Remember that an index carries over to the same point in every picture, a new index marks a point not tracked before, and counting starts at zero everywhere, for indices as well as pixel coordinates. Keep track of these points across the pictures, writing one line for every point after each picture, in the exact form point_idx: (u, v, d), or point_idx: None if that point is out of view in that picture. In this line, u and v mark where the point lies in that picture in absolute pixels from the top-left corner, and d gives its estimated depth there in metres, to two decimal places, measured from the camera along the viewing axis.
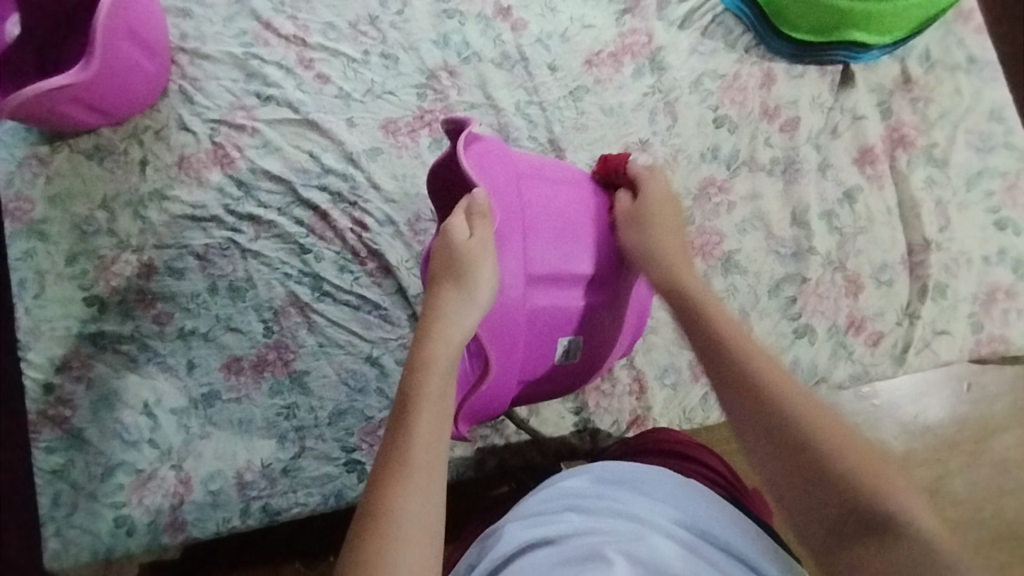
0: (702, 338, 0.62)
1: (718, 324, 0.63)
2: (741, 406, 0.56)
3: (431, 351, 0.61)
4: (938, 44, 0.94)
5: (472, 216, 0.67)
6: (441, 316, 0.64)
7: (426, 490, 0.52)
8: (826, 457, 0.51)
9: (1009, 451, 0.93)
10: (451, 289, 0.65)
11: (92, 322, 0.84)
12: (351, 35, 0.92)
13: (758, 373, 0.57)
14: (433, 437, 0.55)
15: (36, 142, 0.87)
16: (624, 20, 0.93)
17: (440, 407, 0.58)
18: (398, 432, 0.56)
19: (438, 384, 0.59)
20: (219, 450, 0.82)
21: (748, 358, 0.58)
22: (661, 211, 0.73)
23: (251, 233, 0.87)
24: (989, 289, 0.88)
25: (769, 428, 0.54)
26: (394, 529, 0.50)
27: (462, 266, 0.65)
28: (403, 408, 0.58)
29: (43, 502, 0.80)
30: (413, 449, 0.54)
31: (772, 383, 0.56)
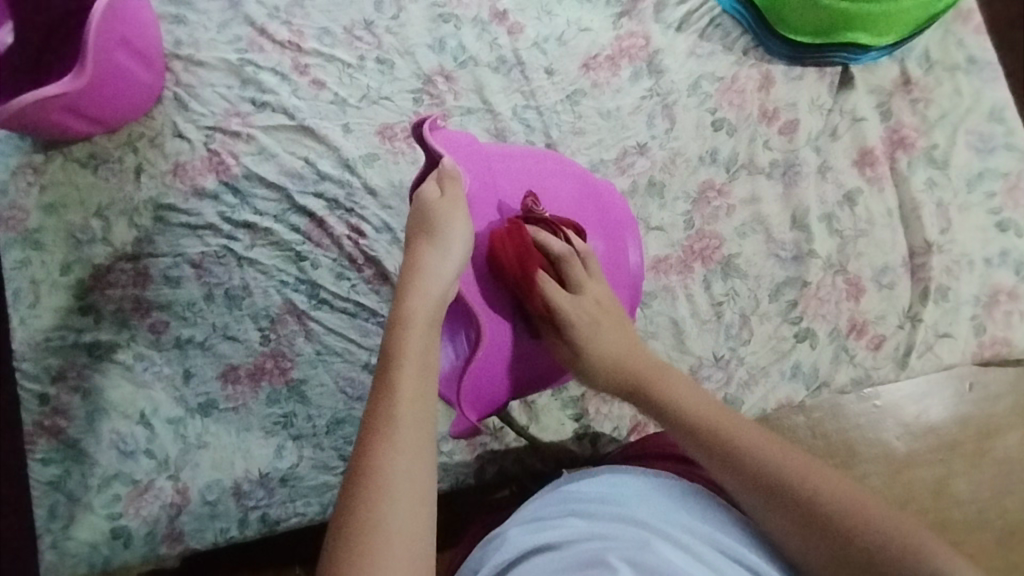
0: (723, 456, 0.60)
1: (735, 433, 0.60)
2: (746, 490, 0.58)
3: (412, 306, 0.61)
4: (937, 44, 0.94)
5: (442, 180, 0.68)
6: (418, 266, 0.64)
7: (415, 452, 0.52)
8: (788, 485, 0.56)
9: (1011, 451, 0.90)
10: (424, 244, 0.65)
11: (87, 332, 0.83)
12: (346, 40, 0.91)
13: (795, 481, 0.56)
14: (417, 391, 0.55)
15: (30, 150, 0.87)
16: (621, 23, 0.93)
17: (425, 362, 0.57)
18: (384, 388, 0.55)
19: (419, 336, 0.59)
20: (217, 460, 0.82)
21: (783, 469, 0.57)
22: (590, 324, 0.71)
23: (247, 240, 0.86)
24: (991, 291, 0.88)
25: (769, 492, 0.57)
26: (387, 496, 0.49)
27: (431, 221, 0.66)
28: (387, 361, 0.57)
29: (39, 514, 0.79)
30: (398, 407, 0.54)
31: (810, 486, 0.56)
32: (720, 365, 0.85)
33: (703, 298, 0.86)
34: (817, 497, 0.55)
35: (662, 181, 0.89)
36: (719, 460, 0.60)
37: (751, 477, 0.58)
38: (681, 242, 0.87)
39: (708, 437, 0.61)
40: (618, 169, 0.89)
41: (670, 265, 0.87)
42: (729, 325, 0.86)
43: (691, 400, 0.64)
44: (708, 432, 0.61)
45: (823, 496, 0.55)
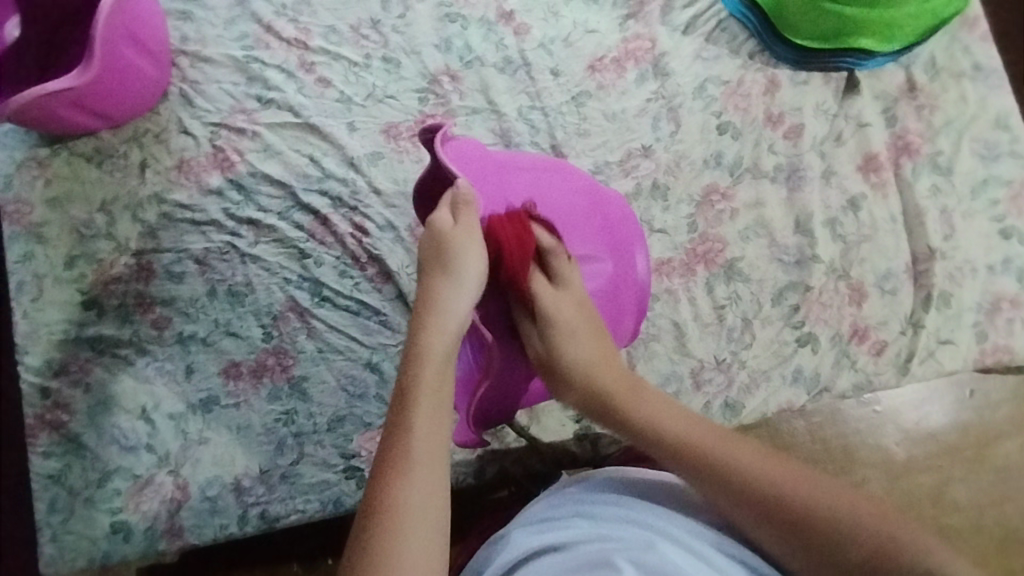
0: (717, 485, 0.57)
1: (727, 457, 0.58)
2: (735, 503, 0.57)
3: (428, 339, 0.61)
4: (943, 51, 0.93)
5: (455, 205, 0.68)
6: (434, 302, 0.63)
7: (429, 488, 0.52)
8: (773, 497, 0.56)
9: (1013, 458, 0.90)
10: (439, 278, 0.65)
11: (90, 326, 0.84)
12: (353, 39, 0.91)
13: (766, 483, 0.56)
14: (432, 430, 0.56)
15: (36, 144, 0.87)
16: (627, 25, 0.93)
17: (440, 399, 0.58)
18: (400, 425, 0.56)
19: (436, 372, 0.59)
20: (217, 456, 0.82)
21: (788, 490, 0.56)
22: (573, 333, 0.69)
23: (251, 237, 0.86)
24: (993, 298, 0.87)
25: (759, 507, 0.56)
26: (399, 529, 0.50)
27: (446, 254, 0.65)
28: (404, 396, 0.58)
29: (39, 508, 0.79)
30: (414, 443, 0.54)
31: (787, 492, 0.56)
32: (721, 369, 0.85)
33: (706, 300, 0.86)
34: (788, 499, 0.56)
35: (666, 184, 0.89)
36: (711, 485, 0.58)
37: (737, 495, 0.57)
38: (684, 245, 0.87)
39: (701, 462, 0.59)
40: (622, 171, 0.89)
41: (672, 267, 0.87)
42: (731, 328, 0.86)
43: (655, 415, 0.63)
44: (695, 464, 0.59)
45: (829, 515, 0.54)
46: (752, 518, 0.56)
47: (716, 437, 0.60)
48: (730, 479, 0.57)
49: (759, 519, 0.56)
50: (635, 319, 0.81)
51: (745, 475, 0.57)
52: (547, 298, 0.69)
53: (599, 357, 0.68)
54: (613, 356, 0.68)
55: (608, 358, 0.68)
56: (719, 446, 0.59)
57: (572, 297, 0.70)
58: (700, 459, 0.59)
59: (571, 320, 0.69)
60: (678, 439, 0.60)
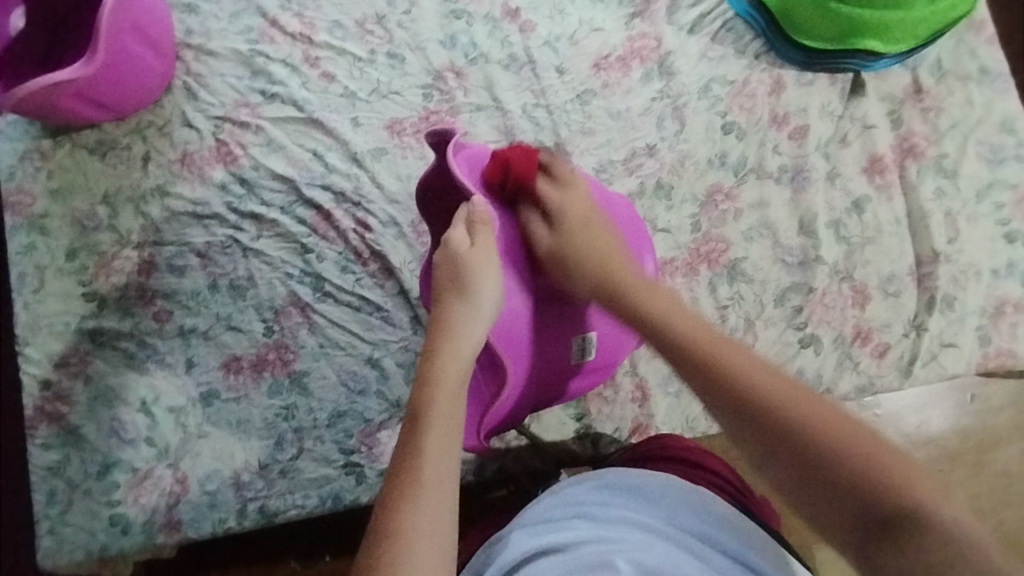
0: (713, 384, 0.56)
1: (728, 360, 0.56)
2: (727, 408, 0.54)
3: (441, 364, 0.60)
4: (950, 54, 0.93)
5: (471, 224, 0.69)
6: (449, 324, 0.64)
7: (439, 510, 0.51)
8: (766, 406, 0.52)
9: (1012, 464, 0.90)
10: (455, 301, 0.65)
11: (91, 319, 0.83)
12: (358, 34, 0.91)
13: (762, 390, 0.53)
14: (444, 454, 0.54)
15: (38, 136, 0.87)
16: (633, 24, 0.92)
17: (453, 428, 0.57)
18: (409, 450, 0.55)
19: (449, 397, 0.58)
20: (217, 451, 0.82)
21: (779, 400, 0.52)
22: (578, 227, 0.70)
23: (253, 231, 0.86)
24: (997, 302, 0.87)
25: (749, 416, 0.53)
26: (405, 556, 0.49)
27: (462, 275, 0.66)
28: (415, 424, 0.57)
29: (38, 499, 0.79)
30: (424, 467, 0.53)
31: (783, 405, 0.52)
32: None
33: (709, 301, 0.86)
34: (782, 413, 0.52)
35: (670, 183, 0.89)
36: (703, 382, 0.57)
37: (731, 398, 0.54)
38: (688, 245, 0.87)
39: (701, 360, 0.57)
40: (626, 169, 0.89)
41: (675, 267, 0.87)
42: (734, 328, 0.86)
43: (662, 312, 0.63)
44: (695, 353, 0.58)
45: (817, 431, 0.50)
46: (739, 423, 0.54)
47: (722, 341, 0.59)
48: (727, 381, 0.55)
49: (749, 427, 0.53)
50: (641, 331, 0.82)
51: (748, 378, 0.54)
52: (558, 199, 0.72)
53: (607, 251, 0.69)
54: (620, 254, 0.69)
55: (619, 256, 0.69)
56: (726, 350, 0.57)
57: (580, 202, 0.72)
58: (702, 355, 0.58)
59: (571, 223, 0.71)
60: (684, 335, 0.60)
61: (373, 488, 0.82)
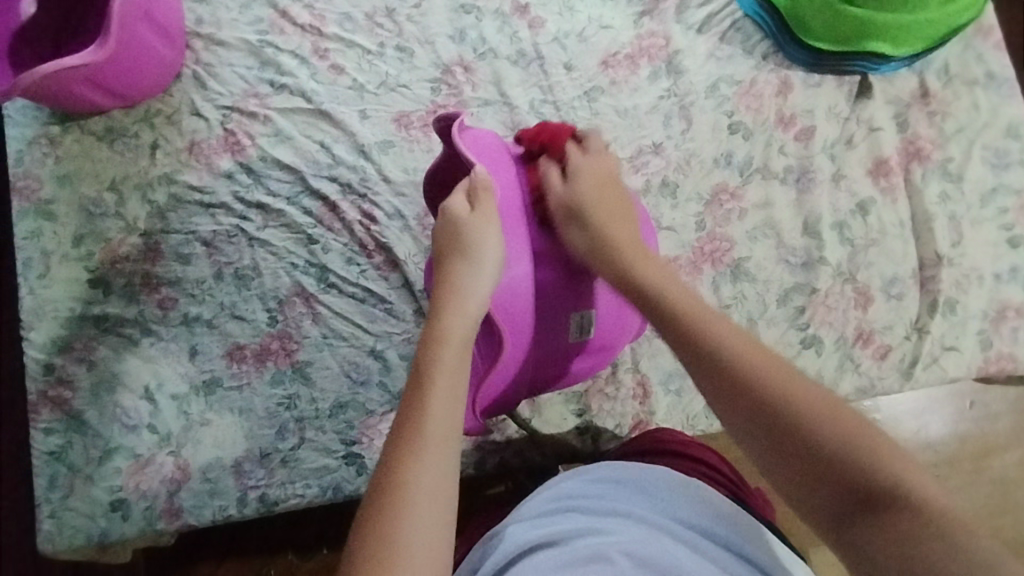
0: (703, 358, 0.57)
1: (708, 326, 0.59)
2: (703, 370, 0.57)
3: (449, 327, 0.61)
4: (957, 58, 0.94)
5: (473, 192, 0.69)
6: (455, 287, 0.65)
7: (442, 467, 0.51)
8: (734, 365, 0.55)
9: (1009, 470, 0.91)
10: (459, 263, 0.66)
11: (96, 305, 0.84)
12: (367, 26, 0.91)
13: (732, 354, 0.56)
14: (448, 413, 0.55)
15: (47, 122, 0.87)
16: (642, 22, 0.93)
17: (457, 386, 0.57)
18: (414, 404, 0.55)
19: (453, 359, 0.59)
20: (218, 439, 0.82)
21: (760, 378, 0.53)
22: (592, 190, 0.72)
23: (259, 221, 0.86)
24: (999, 306, 0.87)
25: (718, 374, 0.56)
26: (408, 505, 0.49)
27: (463, 241, 0.67)
28: (420, 382, 0.57)
29: (39, 483, 0.80)
30: (428, 424, 0.54)
31: (751, 366, 0.55)
32: None
33: (712, 300, 0.86)
34: (748, 372, 0.54)
35: (675, 182, 0.89)
36: (694, 354, 0.58)
37: (706, 358, 0.57)
38: (692, 243, 0.87)
39: (683, 327, 0.60)
40: (632, 167, 0.89)
41: (679, 265, 0.87)
42: None
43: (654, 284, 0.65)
44: (684, 323, 0.60)
45: (796, 406, 0.51)
46: (723, 401, 0.55)
47: (713, 313, 0.61)
48: (704, 345, 0.58)
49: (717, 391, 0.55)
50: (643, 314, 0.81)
51: (720, 342, 0.57)
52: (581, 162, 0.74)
53: (614, 222, 0.71)
54: (627, 226, 0.71)
55: (622, 224, 0.71)
56: (708, 319, 0.60)
57: (600, 164, 0.74)
58: (691, 329, 0.59)
59: (585, 182, 0.72)
60: (680, 305, 0.62)
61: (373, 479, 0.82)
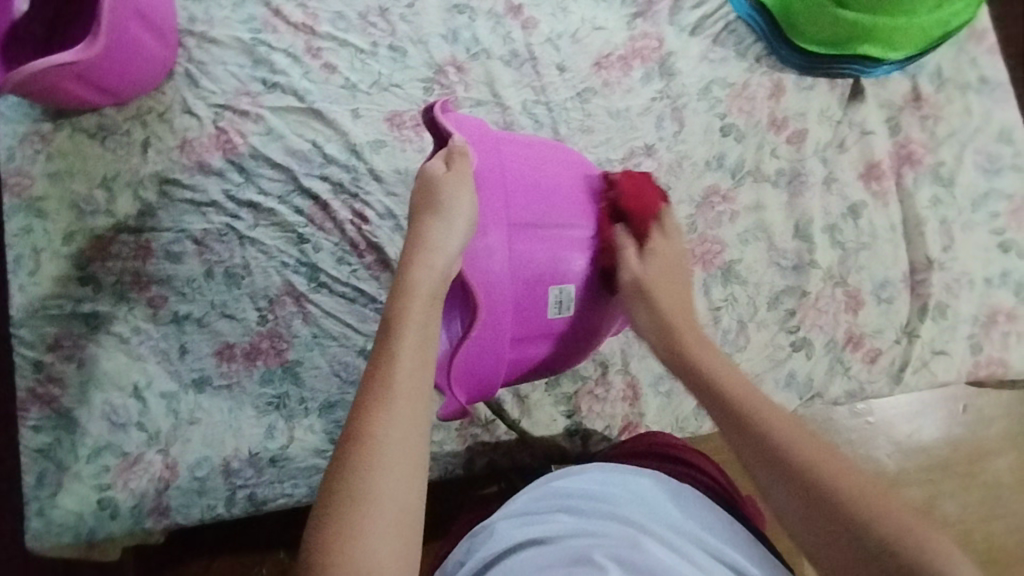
0: (760, 449, 0.56)
1: (744, 394, 0.60)
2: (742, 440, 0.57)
3: (416, 279, 0.62)
4: (950, 62, 0.94)
5: (450, 156, 0.68)
6: (428, 245, 0.64)
7: (411, 416, 0.52)
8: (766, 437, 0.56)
9: (1003, 475, 0.91)
10: (430, 221, 0.65)
11: (86, 302, 0.84)
12: (360, 26, 0.91)
13: (761, 423, 0.57)
14: (416, 361, 0.56)
15: (39, 118, 0.87)
16: (635, 23, 0.93)
17: (425, 336, 0.58)
18: (385, 357, 0.56)
19: (422, 311, 0.60)
20: (207, 437, 0.81)
21: (823, 466, 0.52)
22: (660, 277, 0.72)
23: (250, 220, 0.86)
24: (989, 311, 0.87)
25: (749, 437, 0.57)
26: (380, 459, 0.49)
27: (437, 198, 0.66)
28: (388, 333, 0.58)
29: (27, 481, 0.79)
30: (398, 372, 0.54)
31: (778, 438, 0.55)
32: None
33: (702, 301, 0.86)
34: (771, 435, 0.56)
35: (667, 183, 0.89)
36: (743, 446, 0.57)
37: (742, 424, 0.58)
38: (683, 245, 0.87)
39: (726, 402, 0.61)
40: (624, 168, 0.89)
41: None
42: (726, 330, 0.86)
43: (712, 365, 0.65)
44: (730, 396, 0.61)
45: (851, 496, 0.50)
46: (778, 480, 0.54)
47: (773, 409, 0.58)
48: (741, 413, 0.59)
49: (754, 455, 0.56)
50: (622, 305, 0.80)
51: (755, 410, 0.58)
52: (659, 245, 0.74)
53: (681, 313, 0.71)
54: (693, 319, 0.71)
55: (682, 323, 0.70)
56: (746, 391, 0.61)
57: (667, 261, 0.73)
58: (751, 420, 0.58)
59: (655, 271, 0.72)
60: (737, 404, 0.60)
61: None
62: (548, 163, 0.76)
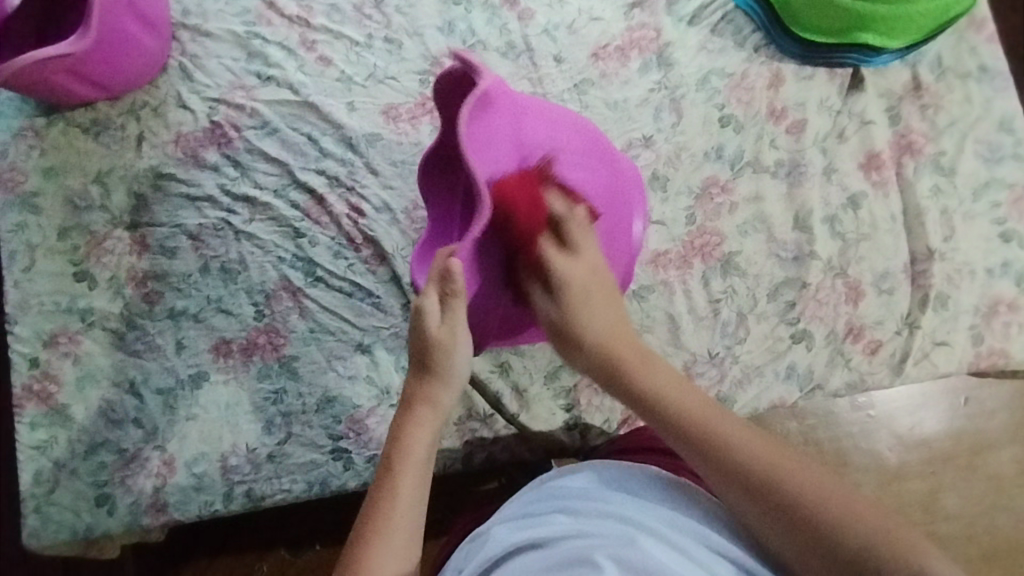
0: (717, 467, 0.57)
1: (676, 399, 0.62)
2: (690, 451, 0.59)
3: (411, 435, 0.63)
4: (950, 51, 0.93)
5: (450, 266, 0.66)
6: (418, 403, 0.65)
7: None
8: (713, 446, 0.58)
9: (1006, 467, 0.90)
10: (428, 377, 0.65)
11: (82, 299, 0.83)
12: (356, 18, 0.91)
13: (705, 430, 0.59)
14: (401, 534, 0.57)
15: (33, 114, 0.87)
16: (632, 14, 0.92)
17: (415, 499, 0.59)
18: (372, 525, 0.58)
19: (415, 469, 0.61)
20: (204, 433, 0.80)
21: (785, 477, 0.55)
22: (581, 297, 0.69)
23: (246, 214, 0.86)
24: (991, 301, 0.86)
25: (695, 445, 0.59)
26: None
27: (432, 359, 0.65)
28: (378, 492, 0.60)
29: (24, 479, 0.79)
30: (378, 550, 0.56)
31: (723, 443, 0.58)
32: (714, 363, 0.84)
33: (701, 294, 0.86)
34: (718, 442, 0.58)
35: (665, 175, 0.88)
36: (692, 455, 0.59)
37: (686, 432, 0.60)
38: (682, 237, 0.87)
39: (658, 413, 0.62)
40: None
41: (669, 259, 0.86)
42: (726, 323, 0.85)
43: (639, 368, 0.65)
44: (661, 411, 0.61)
45: (829, 511, 0.53)
46: (743, 498, 0.56)
47: (725, 421, 0.59)
48: (679, 422, 0.60)
49: (705, 463, 0.58)
50: (623, 271, 0.82)
51: (691, 418, 0.60)
52: (564, 269, 0.69)
53: (609, 323, 0.68)
54: (623, 325, 0.69)
55: (614, 325, 0.68)
56: (680, 396, 0.62)
57: (584, 265, 0.70)
58: (695, 434, 0.59)
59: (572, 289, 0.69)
60: (684, 417, 0.60)
61: (361, 475, 0.80)
62: (549, 121, 0.79)
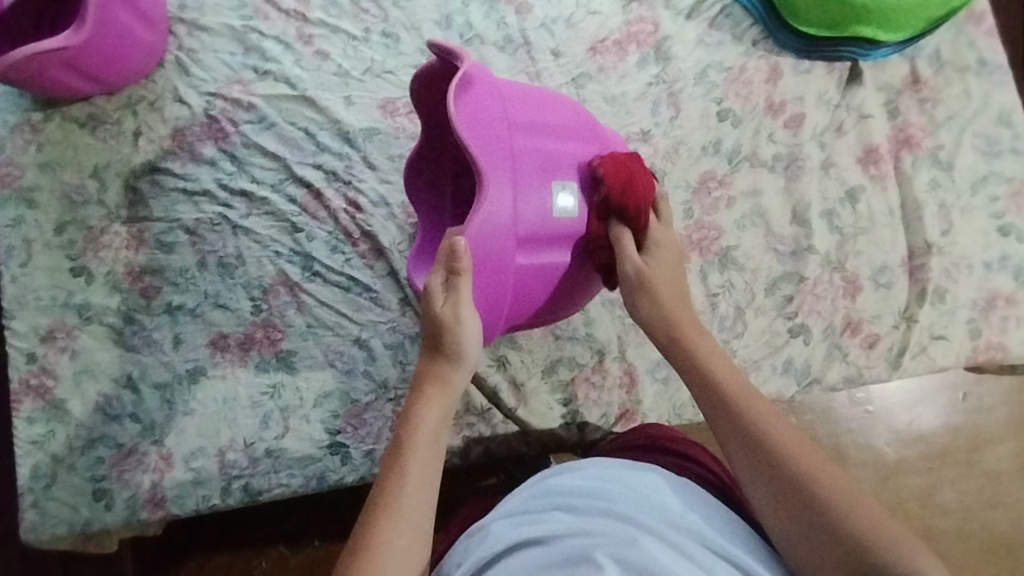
0: (740, 437, 0.59)
1: (721, 371, 0.65)
2: (724, 420, 0.61)
3: (421, 413, 0.63)
4: (949, 45, 0.93)
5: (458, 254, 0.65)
6: (429, 383, 0.65)
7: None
8: (744, 413, 0.61)
9: (1003, 462, 0.90)
10: (439, 356, 0.66)
11: (78, 294, 0.83)
12: (353, 12, 0.90)
13: (738, 400, 0.62)
14: (412, 511, 0.57)
15: (29, 108, 0.86)
16: (630, 8, 0.92)
17: (425, 477, 0.60)
18: (382, 501, 0.58)
19: (424, 448, 0.61)
20: (202, 428, 0.80)
21: (797, 458, 0.57)
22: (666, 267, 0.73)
23: (243, 209, 0.85)
24: (988, 295, 0.87)
25: (730, 409, 0.61)
26: None
27: (443, 341, 0.65)
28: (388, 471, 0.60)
29: (22, 474, 0.78)
30: (388, 525, 0.56)
31: (751, 415, 0.60)
32: None
33: (699, 288, 0.85)
34: (753, 408, 0.61)
35: (663, 169, 0.88)
36: (725, 428, 0.61)
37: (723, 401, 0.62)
38: (680, 231, 0.86)
39: (701, 382, 0.65)
40: None
41: None
42: (723, 317, 0.85)
43: (692, 340, 0.68)
44: (708, 379, 0.64)
45: (834, 496, 0.54)
46: (761, 474, 0.58)
47: (763, 404, 0.61)
48: (720, 391, 0.63)
49: (734, 429, 0.60)
50: None
51: (731, 387, 0.63)
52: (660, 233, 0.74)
53: (675, 300, 0.71)
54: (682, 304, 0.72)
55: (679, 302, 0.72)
56: (726, 370, 0.65)
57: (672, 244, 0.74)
58: (733, 399, 0.62)
59: (659, 254, 0.73)
60: (729, 386, 0.63)
61: (359, 469, 0.80)
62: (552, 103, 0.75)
